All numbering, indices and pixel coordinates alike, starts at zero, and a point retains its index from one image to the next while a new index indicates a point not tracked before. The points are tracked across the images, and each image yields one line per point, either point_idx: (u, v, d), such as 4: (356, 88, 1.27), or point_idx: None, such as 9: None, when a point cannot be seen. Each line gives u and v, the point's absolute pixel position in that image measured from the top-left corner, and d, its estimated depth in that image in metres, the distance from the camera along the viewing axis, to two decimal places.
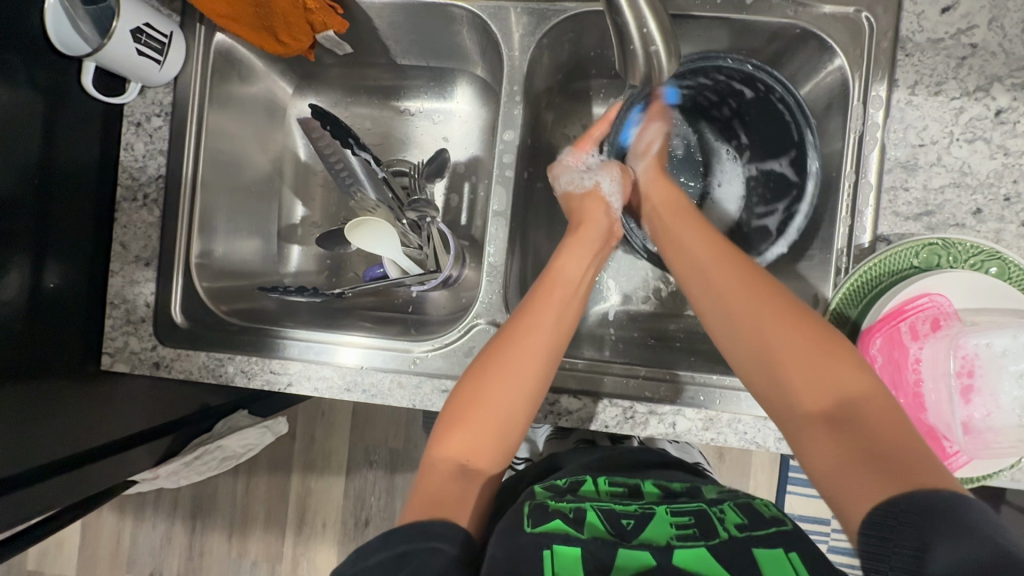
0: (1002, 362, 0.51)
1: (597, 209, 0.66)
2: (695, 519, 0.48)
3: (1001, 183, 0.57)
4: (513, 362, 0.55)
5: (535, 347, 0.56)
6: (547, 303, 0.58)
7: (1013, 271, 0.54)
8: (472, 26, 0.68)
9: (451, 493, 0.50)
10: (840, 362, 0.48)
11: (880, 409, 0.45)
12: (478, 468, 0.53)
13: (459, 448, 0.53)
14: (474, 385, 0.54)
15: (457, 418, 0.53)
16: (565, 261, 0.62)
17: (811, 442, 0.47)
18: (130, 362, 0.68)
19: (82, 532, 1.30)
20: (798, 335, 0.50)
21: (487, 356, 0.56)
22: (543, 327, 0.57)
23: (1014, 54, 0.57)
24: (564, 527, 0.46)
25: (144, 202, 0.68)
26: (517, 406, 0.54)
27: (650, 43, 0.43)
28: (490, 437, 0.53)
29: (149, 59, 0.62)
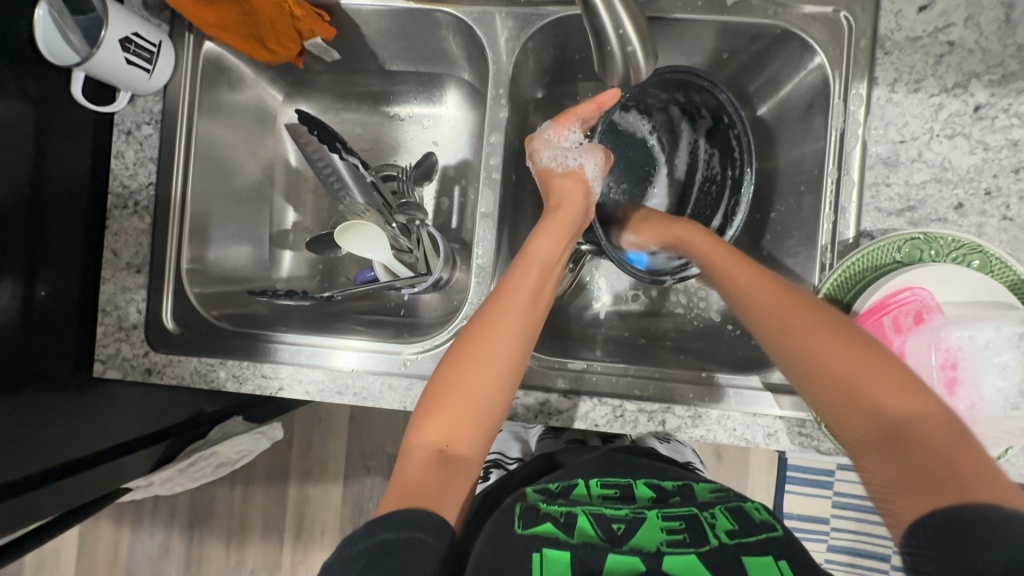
0: (985, 354, 0.51)
1: (576, 193, 0.63)
2: (685, 525, 0.48)
3: (982, 178, 0.58)
4: (487, 340, 0.54)
5: (509, 325, 0.55)
6: (519, 281, 0.57)
7: (995, 264, 0.54)
8: (458, 31, 0.69)
9: (428, 482, 0.49)
10: (881, 380, 0.46)
11: (925, 428, 0.43)
12: (458, 453, 0.52)
13: (436, 434, 0.52)
14: (450, 368, 0.54)
15: (434, 405, 0.53)
16: (541, 240, 0.60)
17: (869, 466, 0.45)
18: (121, 369, 0.68)
19: (80, 542, 1.29)
20: (840, 351, 0.48)
21: (468, 338, 0.55)
22: (515, 305, 0.56)
23: (990, 51, 0.58)
24: (552, 531, 0.47)
25: (135, 210, 0.69)
26: (491, 385, 0.53)
27: (627, 44, 0.43)
28: (469, 419, 0.53)
29: (138, 68, 0.63)
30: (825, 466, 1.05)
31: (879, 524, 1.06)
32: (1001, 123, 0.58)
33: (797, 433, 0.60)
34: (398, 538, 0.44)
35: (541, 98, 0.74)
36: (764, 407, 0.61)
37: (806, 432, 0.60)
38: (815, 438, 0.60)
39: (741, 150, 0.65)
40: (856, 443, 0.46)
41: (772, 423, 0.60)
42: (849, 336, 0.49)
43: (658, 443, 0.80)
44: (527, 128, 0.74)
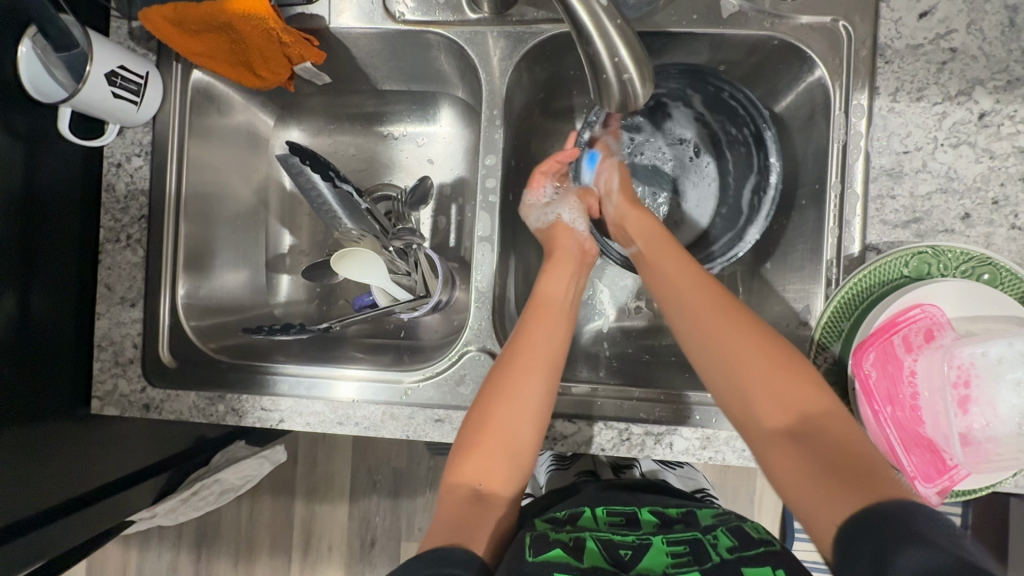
0: (998, 371, 0.49)
1: (566, 235, 0.68)
2: (690, 548, 0.47)
3: (989, 187, 0.57)
4: (520, 381, 0.55)
5: (537, 365, 0.57)
6: (541, 322, 0.60)
7: (1005, 277, 0.53)
8: (449, 51, 0.68)
9: (471, 515, 0.51)
10: (786, 379, 0.50)
11: (821, 423, 0.48)
12: (491, 491, 0.53)
13: (473, 470, 0.53)
14: (487, 405, 0.55)
15: (471, 443, 0.54)
16: (550, 280, 0.64)
17: (783, 461, 0.48)
18: (120, 405, 0.67)
19: (87, 565, 1.28)
20: (757, 351, 0.52)
21: (498, 379, 0.56)
22: (540, 344, 0.58)
23: (994, 57, 0.57)
24: (564, 556, 0.45)
25: (128, 243, 0.68)
26: (525, 422, 0.55)
27: (623, 71, 0.42)
28: (503, 457, 0.54)
29: (126, 101, 0.62)
30: None
31: None
32: (1007, 130, 0.57)
33: None
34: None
35: (536, 115, 0.73)
36: None
37: None
38: None
39: (745, 108, 0.65)
40: (760, 433, 0.50)
41: None
42: (769, 339, 0.52)
43: (670, 473, 0.80)
44: (523, 146, 0.73)
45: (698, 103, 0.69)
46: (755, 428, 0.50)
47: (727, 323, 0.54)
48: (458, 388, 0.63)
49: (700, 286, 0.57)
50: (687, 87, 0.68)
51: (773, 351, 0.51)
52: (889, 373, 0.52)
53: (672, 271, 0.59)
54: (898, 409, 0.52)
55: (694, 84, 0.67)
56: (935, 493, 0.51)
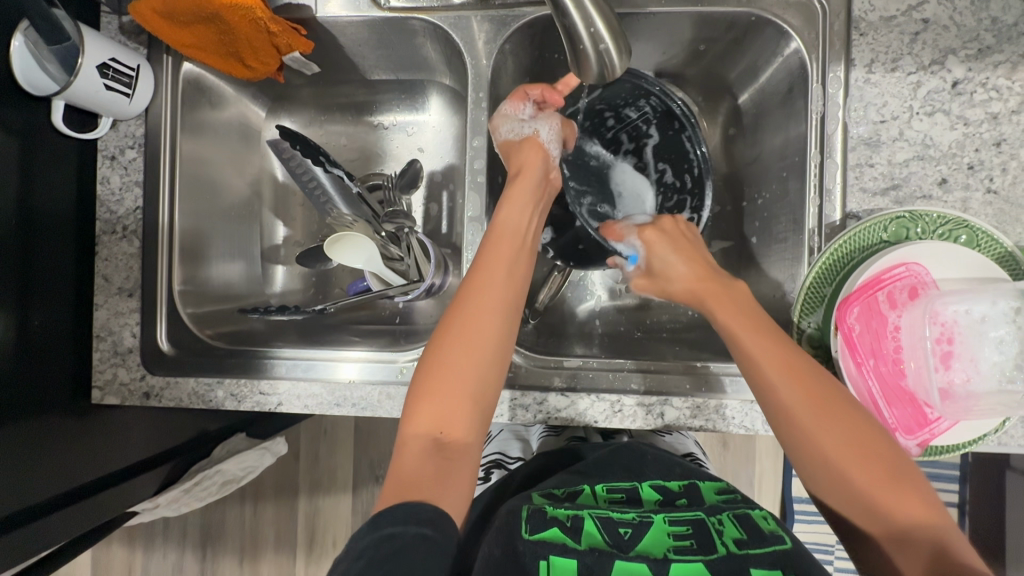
0: (982, 328, 0.50)
1: (535, 156, 0.63)
2: (693, 530, 0.49)
3: (964, 153, 0.58)
4: (473, 333, 0.55)
5: (490, 311, 0.56)
6: (495, 261, 0.58)
7: (982, 238, 0.55)
8: (435, 37, 0.69)
9: (425, 473, 0.50)
10: (877, 468, 0.47)
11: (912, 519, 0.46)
12: (451, 439, 0.52)
13: (430, 420, 0.52)
14: (437, 357, 0.55)
15: (422, 394, 0.53)
16: (505, 215, 0.61)
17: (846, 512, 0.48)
18: (120, 395, 0.68)
19: (93, 567, 1.29)
20: (846, 434, 0.48)
21: (451, 328, 0.56)
22: (493, 291, 0.57)
23: (965, 26, 0.58)
24: (560, 536, 0.47)
25: (124, 235, 0.69)
26: (479, 370, 0.54)
27: (599, 42, 0.44)
28: (462, 410, 0.53)
29: (118, 93, 0.63)
30: None
31: None
32: (980, 97, 0.58)
33: None
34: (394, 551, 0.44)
35: None
36: None
37: None
38: None
39: (696, 156, 0.67)
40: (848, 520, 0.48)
41: None
42: (829, 394, 0.49)
43: (660, 437, 0.79)
44: None
45: (652, 146, 0.71)
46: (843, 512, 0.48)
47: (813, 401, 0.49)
48: None
49: (755, 331, 0.52)
50: (654, 123, 0.69)
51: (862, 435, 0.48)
52: (873, 329, 0.53)
53: (722, 308, 0.55)
54: (881, 363, 0.53)
55: (665, 117, 0.68)
56: (915, 444, 0.53)
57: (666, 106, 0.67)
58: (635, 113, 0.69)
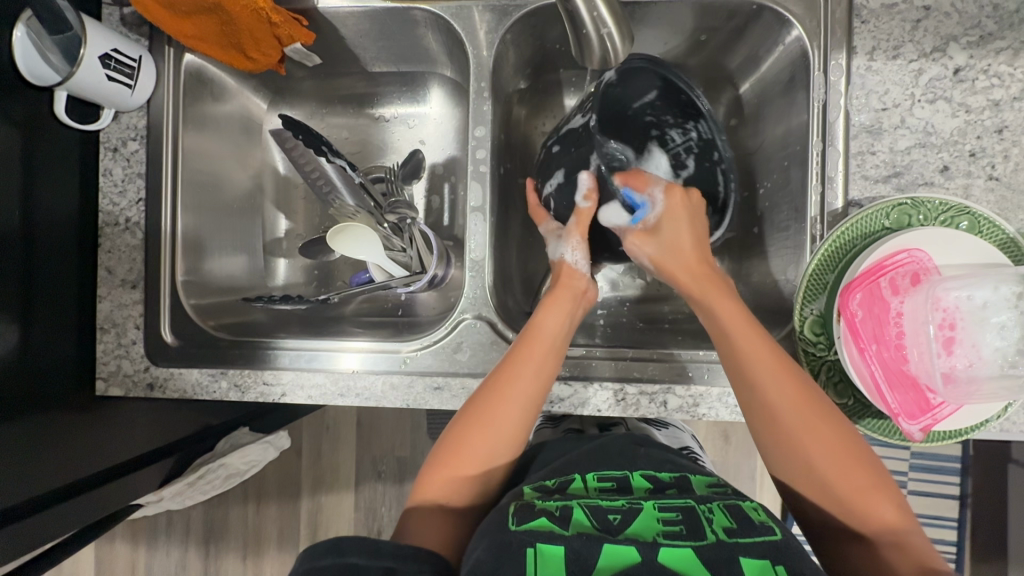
0: (983, 315, 0.51)
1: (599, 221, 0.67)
2: (681, 516, 0.49)
3: (966, 140, 0.58)
4: (498, 413, 0.56)
5: (518, 400, 0.57)
6: (527, 360, 0.58)
7: (984, 225, 0.55)
8: (436, 27, 0.70)
9: (431, 534, 0.53)
10: (853, 475, 0.49)
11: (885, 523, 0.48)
12: (456, 507, 0.55)
13: (441, 487, 0.55)
14: (465, 424, 0.56)
15: (445, 459, 0.56)
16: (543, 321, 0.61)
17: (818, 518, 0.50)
18: (124, 385, 0.69)
19: (96, 564, 1.29)
20: (825, 442, 0.50)
21: (477, 408, 0.56)
22: (522, 376, 0.57)
23: (966, 13, 0.58)
24: (548, 525, 0.47)
25: (127, 226, 0.69)
26: (499, 448, 0.56)
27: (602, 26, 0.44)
28: (473, 478, 0.56)
29: (120, 84, 0.63)
30: None
31: None
32: (982, 84, 0.58)
33: None
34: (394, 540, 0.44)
35: (524, 89, 0.75)
36: None
37: None
38: None
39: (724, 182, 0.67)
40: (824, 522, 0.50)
41: None
42: (817, 406, 0.51)
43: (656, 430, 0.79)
44: (512, 120, 0.74)
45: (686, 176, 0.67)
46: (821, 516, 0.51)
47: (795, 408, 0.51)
48: (456, 354, 0.65)
49: (752, 337, 0.54)
50: (694, 153, 0.66)
51: (839, 442, 0.50)
52: (876, 314, 0.53)
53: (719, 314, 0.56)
54: (884, 348, 0.53)
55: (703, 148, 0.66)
56: (918, 430, 0.52)
57: (711, 138, 0.66)
58: (680, 136, 0.66)
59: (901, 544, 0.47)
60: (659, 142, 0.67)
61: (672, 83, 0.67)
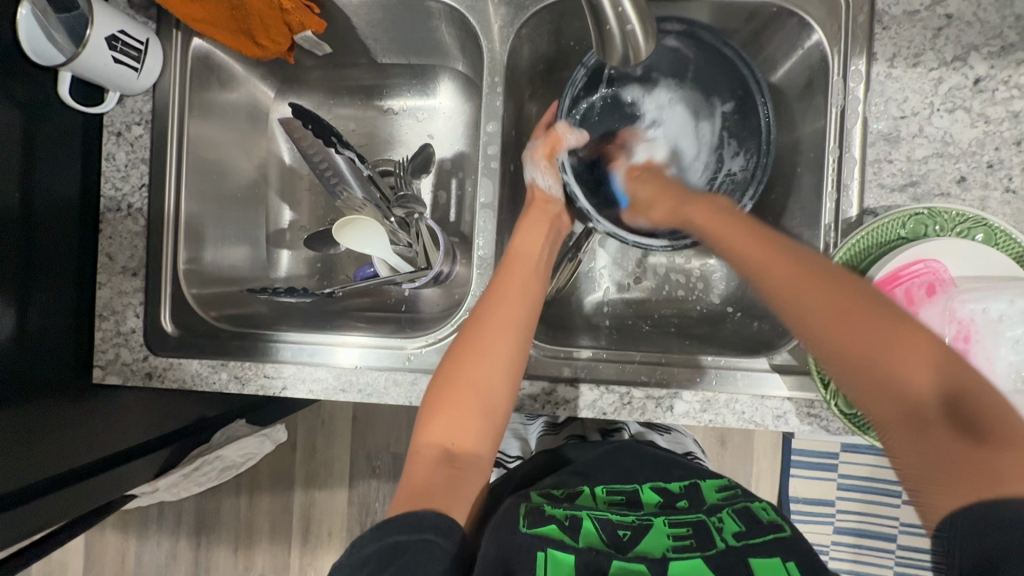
0: (999, 327, 0.51)
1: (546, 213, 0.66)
2: (693, 531, 0.48)
3: (984, 151, 0.57)
4: (492, 333, 0.56)
5: (507, 321, 0.57)
6: (514, 281, 0.59)
7: (1000, 237, 0.54)
8: (450, 20, 0.69)
9: (436, 485, 0.51)
10: (900, 349, 0.45)
11: (941, 406, 0.44)
12: (463, 450, 0.53)
13: (444, 433, 0.54)
14: (452, 363, 0.56)
15: (436, 402, 0.54)
16: (521, 240, 0.62)
17: (895, 439, 0.46)
18: (122, 374, 0.67)
19: (86, 552, 1.28)
20: (862, 317, 0.47)
21: (469, 332, 0.57)
22: (508, 302, 0.58)
23: (989, 23, 0.58)
24: (558, 534, 0.46)
25: (129, 213, 0.68)
26: (495, 372, 0.55)
27: (626, 23, 0.43)
28: (473, 414, 0.54)
29: (126, 67, 0.62)
30: (829, 448, 1.06)
31: (886, 504, 1.06)
32: (1002, 95, 0.57)
33: (807, 414, 0.60)
34: (399, 545, 0.44)
35: (537, 85, 0.74)
36: (772, 388, 0.60)
37: (816, 412, 0.60)
38: (825, 417, 0.60)
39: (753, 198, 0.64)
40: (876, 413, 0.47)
41: (781, 405, 0.60)
42: (867, 303, 0.47)
43: (657, 435, 0.79)
44: (524, 117, 0.73)
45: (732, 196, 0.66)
46: (873, 408, 0.47)
47: (818, 287, 0.49)
48: None
49: (777, 259, 0.51)
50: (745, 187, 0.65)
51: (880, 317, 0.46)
52: None
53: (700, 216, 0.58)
54: None
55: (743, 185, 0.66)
56: None
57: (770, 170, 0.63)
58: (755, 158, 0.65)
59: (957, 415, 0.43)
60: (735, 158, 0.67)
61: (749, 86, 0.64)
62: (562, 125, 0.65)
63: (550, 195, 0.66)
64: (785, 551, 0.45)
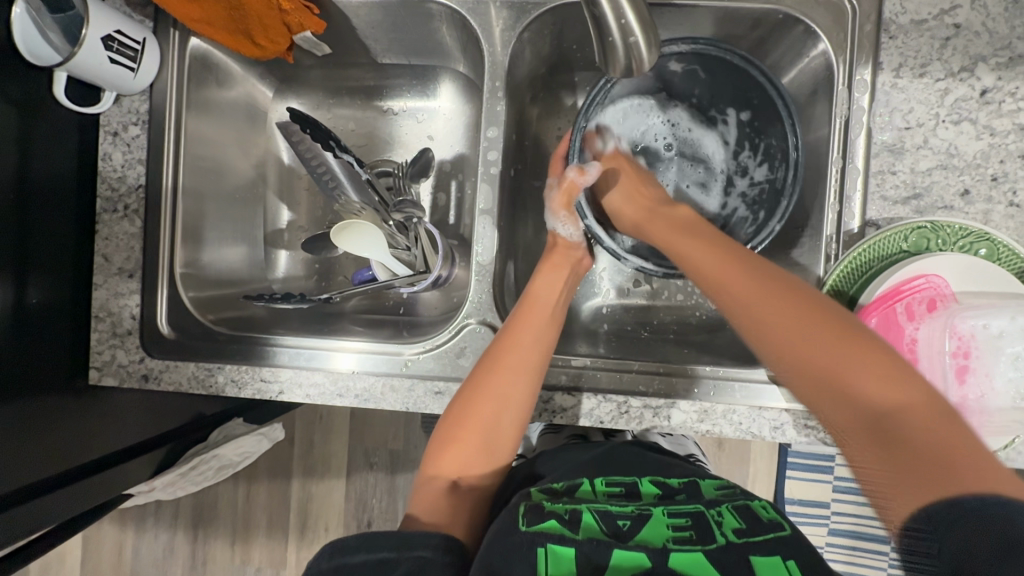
0: (998, 344, 0.51)
1: (552, 284, 0.63)
2: (692, 523, 0.48)
3: (988, 164, 0.57)
4: (500, 376, 0.56)
5: (519, 366, 0.57)
6: (527, 323, 0.59)
7: (1002, 252, 0.54)
8: (451, 21, 0.68)
9: (440, 511, 0.54)
10: (860, 362, 0.43)
11: (902, 415, 0.40)
12: (468, 488, 0.56)
13: (448, 467, 0.56)
14: (462, 408, 0.56)
15: (449, 437, 0.56)
16: (539, 281, 0.63)
17: (852, 446, 0.42)
18: (118, 376, 0.67)
19: (84, 545, 1.29)
20: (823, 330, 0.45)
21: (479, 374, 0.57)
22: (524, 348, 0.57)
23: (997, 33, 0.57)
24: (558, 527, 0.46)
25: (125, 213, 0.67)
26: (506, 418, 0.56)
27: (629, 35, 0.43)
28: (481, 446, 0.56)
29: (123, 67, 0.61)
30: (826, 452, 1.05)
31: None
32: (1008, 107, 0.57)
33: (804, 426, 0.60)
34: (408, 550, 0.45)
35: (538, 89, 0.73)
36: (770, 400, 0.60)
37: (813, 425, 0.59)
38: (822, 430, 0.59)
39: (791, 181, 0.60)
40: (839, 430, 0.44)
41: (779, 416, 0.60)
42: (824, 316, 0.46)
43: (661, 437, 0.80)
44: (524, 120, 0.72)
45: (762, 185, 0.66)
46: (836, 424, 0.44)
47: (774, 305, 0.47)
48: (459, 360, 0.64)
49: (733, 269, 0.51)
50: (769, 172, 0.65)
51: (839, 333, 0.45)
52: (890, 340, 0.52)
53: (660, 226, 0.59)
54: None
55: (769, 196, 0.65)
56: None
57: (783, 183, 0.62)
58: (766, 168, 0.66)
59: (905, 418, 0.40)
60: (766, 157, 0.65)
61: (766, 104, 0.62)
62: (574, 170, 0.64)
63: (571, 242, 0.67)
64: (787, 550, 0.45)
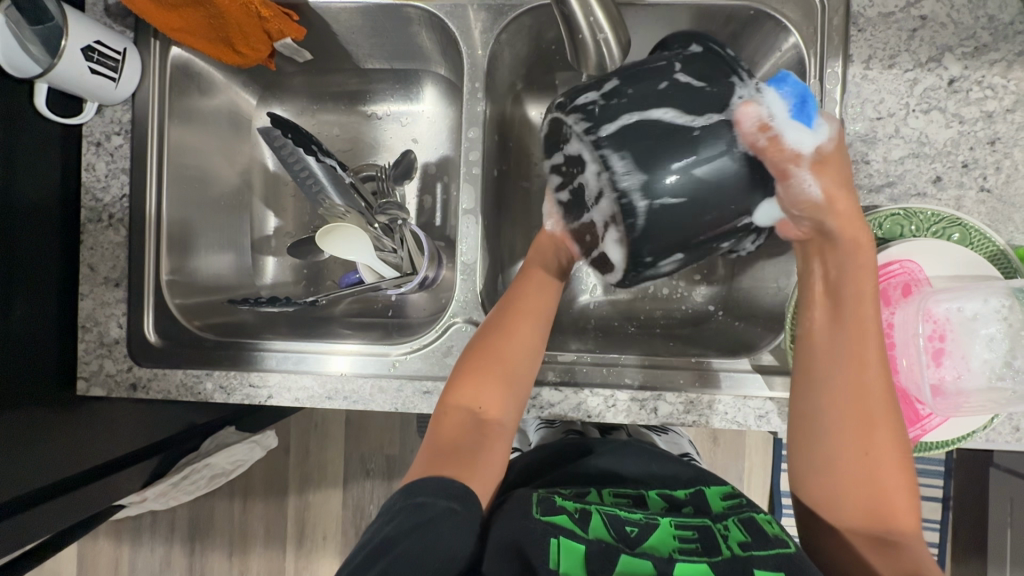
0: (973, 326, 0.52)
1: (550, 258, 0.61)
2: (699, 534, 0.48)
3: (959, 151, 0.58)
4: (519, 320, 0.59)
5: (536, 310, 0.60)
6: (532, 286, 0.61)
7: (974, 236, 0.55)
8: (430, 25, 0.69)
9: (462, 438, 0.55)
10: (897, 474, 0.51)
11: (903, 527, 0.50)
12: (486, 415, 0.57)
13: (471, 396, 0.57)
14: (484, 343, 0.58)
15: (452, 406, 0.57)
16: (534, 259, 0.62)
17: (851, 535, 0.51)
18: (107, 386, 0.67)
19: (79, 560, 1.28)
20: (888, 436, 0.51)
21: (498, 324, 0.59)
22: (538, 321, 0.60)
23: (962, 24, 0.58)
24: (569, 524, 0.47)
25: (110, 223, 0.67)
26: (523, 362, 0.58)
27: (598, 31, 0.46)
28: (502, 383, 0.57)
29: (104, 77, 0.62)
30: None
31: None
32: (976, 95, 0.58)
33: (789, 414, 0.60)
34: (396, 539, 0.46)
35: (519, 90, 0.74)
36: (754, 389, 0.61)
37: None
38: None
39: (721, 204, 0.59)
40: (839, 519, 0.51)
41: (763, 405, 0.60)
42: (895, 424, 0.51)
43: (655, 436, 0.79)
44: (506, 121, 0.73)
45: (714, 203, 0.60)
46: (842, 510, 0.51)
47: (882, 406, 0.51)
48: (446, 359, 0.64)
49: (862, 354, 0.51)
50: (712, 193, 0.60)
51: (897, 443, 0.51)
52: None
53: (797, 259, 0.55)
54: None
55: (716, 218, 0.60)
56: (907, 440, 0.54)
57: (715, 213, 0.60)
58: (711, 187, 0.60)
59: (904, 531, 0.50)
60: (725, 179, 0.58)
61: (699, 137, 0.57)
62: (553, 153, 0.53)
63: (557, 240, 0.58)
64: (789, 566, 0.45)
